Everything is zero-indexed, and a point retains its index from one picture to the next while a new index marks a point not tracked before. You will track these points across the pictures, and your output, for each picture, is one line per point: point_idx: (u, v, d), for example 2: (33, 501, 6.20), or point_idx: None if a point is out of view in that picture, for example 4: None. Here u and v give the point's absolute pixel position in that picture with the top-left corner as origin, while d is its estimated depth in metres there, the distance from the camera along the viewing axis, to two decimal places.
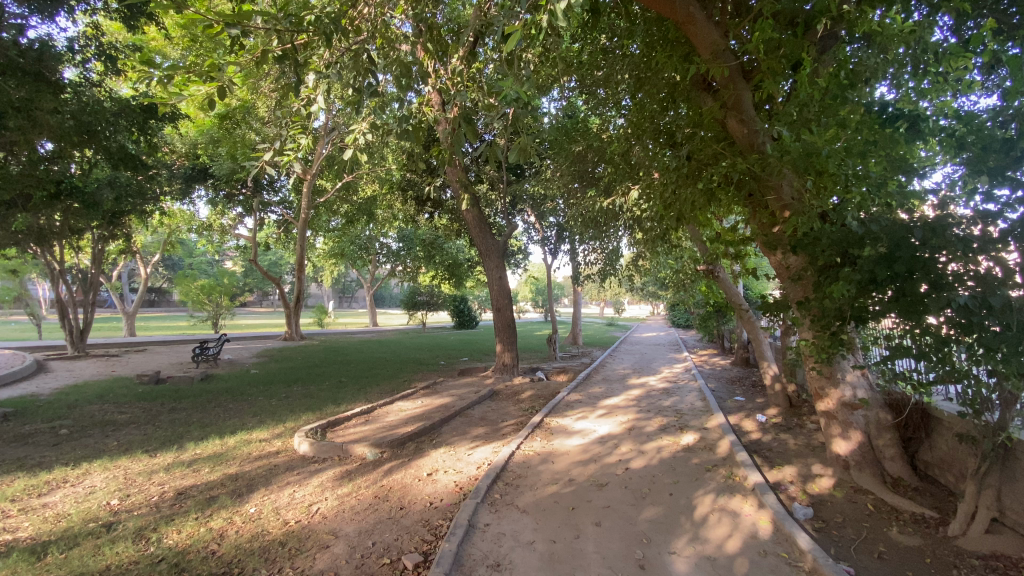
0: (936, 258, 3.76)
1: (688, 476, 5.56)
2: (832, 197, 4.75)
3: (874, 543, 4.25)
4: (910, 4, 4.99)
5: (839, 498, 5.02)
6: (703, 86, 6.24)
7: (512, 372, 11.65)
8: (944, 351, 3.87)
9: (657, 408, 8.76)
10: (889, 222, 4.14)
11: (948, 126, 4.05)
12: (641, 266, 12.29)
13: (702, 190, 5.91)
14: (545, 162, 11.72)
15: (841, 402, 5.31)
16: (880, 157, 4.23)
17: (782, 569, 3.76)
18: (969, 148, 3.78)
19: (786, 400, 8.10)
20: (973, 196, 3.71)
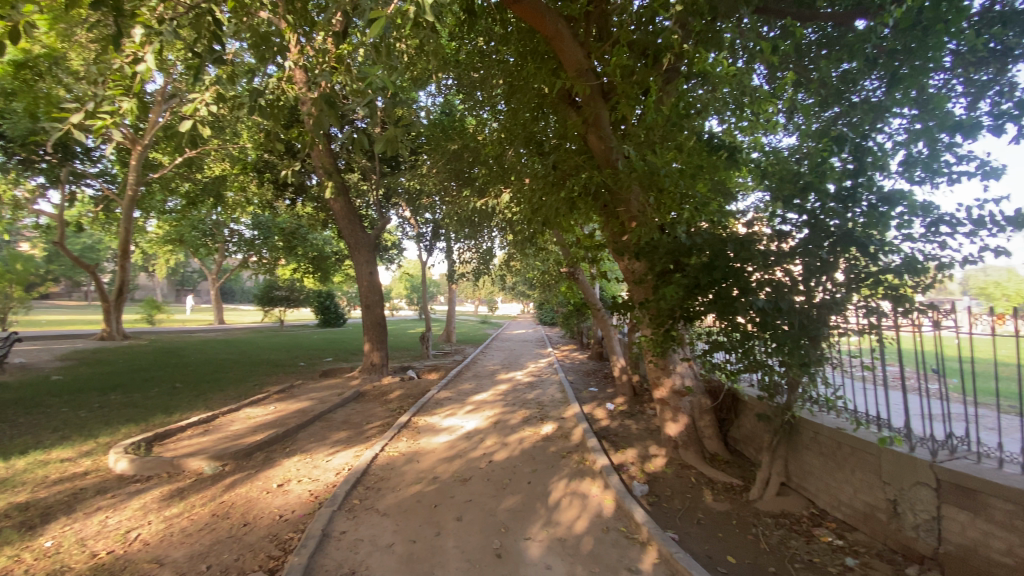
0: (745, 268, 4.51)
1: (545, 464, 5.92)
2: (669, 212, 5.40)
3: (694, 510, 4.95)
4: (736, 51, 5.88)
5: (669, 474, 5.75)
6: (569, 101, 6.66)
7: (380, 372, 11.24)
8: (749, 345, 4.66)
9: (521, 401, 9.17)
10: (710, 236, 4.91)
11: (760, 159, 4.99)
12: (512, 266, 12.74)
13: (565, 199, 6.58)
14: (421, 157, 11.50)
15: (672, 389, 6.10)
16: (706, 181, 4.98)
17: (620, 541, 4.19)
18: (770, 178, 4.57)
19: (631, 389, 9.06)
20: (774, 220, 4.56)
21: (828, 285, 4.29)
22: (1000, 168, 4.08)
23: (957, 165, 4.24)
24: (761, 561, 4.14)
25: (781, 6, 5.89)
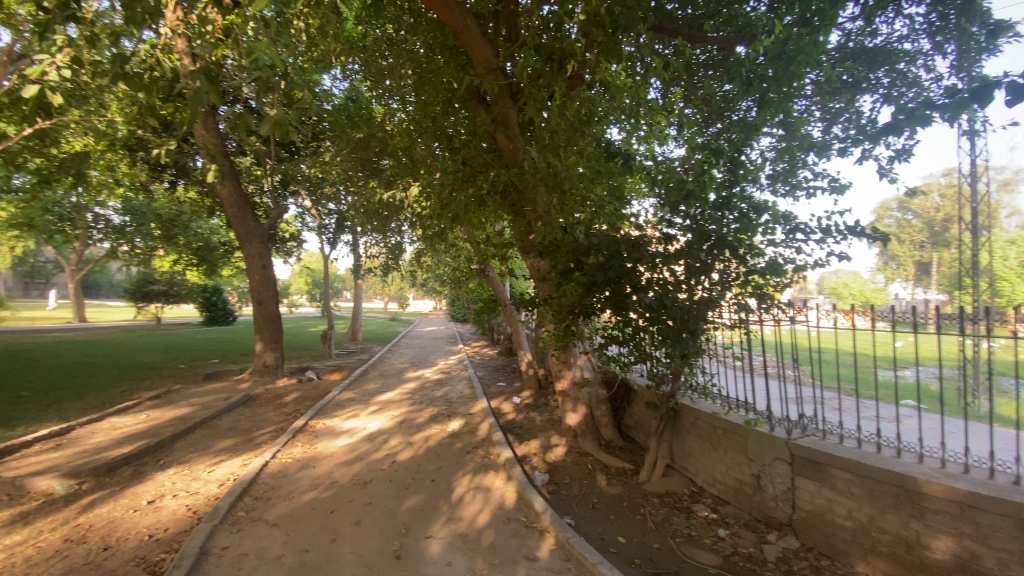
0: (637, 269, 4.88)
1: (449, 461, 5.91)
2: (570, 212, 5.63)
3: (590, 496, 5.24)
4: (634, 63, 6.26)
5: (569, 462, 6.02)
6: (478, 98, 6.67)
7: (275, 373, 10.49)
8: (639, 338, 5.06)
9: (428, 399, 9.07)
10: (605, 236, 5.21)
11: (651, 167, 5.36)
12: (422, 261, 12.53)
13: (474, 196, 6.58)
14: (324, 144, 10.88)
15: (572, 381, 6.39)
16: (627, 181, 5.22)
17: (520, 531, 4.31)
18: (660, 185, 4.93)
19: (537, 382, 9.34)
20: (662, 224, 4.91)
21: (706, 283, 4.74)
22: (844, 184, 4.77)
23: (812, 180, 4.90)
24: (647, 539, 4.51)
25: (674, 26, 6.37)
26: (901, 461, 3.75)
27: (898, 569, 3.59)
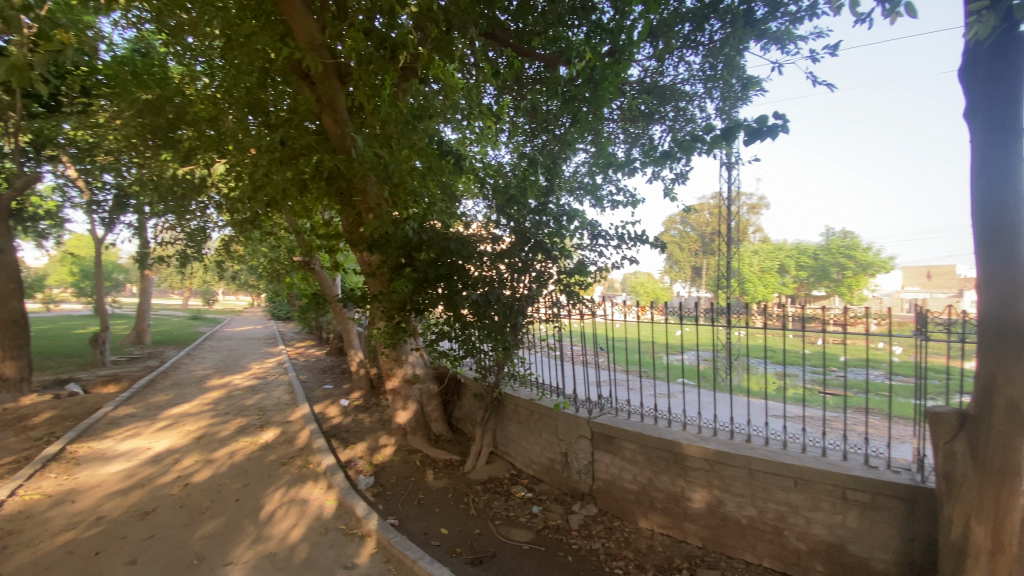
0: (467, 267, 5.03)
1: (260, 476, 5.31)
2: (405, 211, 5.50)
3: (416, 493, 5.24)
4: (467, 65, 6.39)
5: (396, 462, 5.92)
6: (300, 73, 6.10)
7: (16, 389, 8.14)
8: (466, 333, 5.18)
9: (238, 408, 8.02)
10: (435, 233, 5.22)
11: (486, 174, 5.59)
12: (233, 251, 11.03)
13: (294, 180, 6.00)
14: (96, 101, 8.79)
15: (403, 378, 6.30)
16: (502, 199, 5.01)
17: (338, 541, 4.08)
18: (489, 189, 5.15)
19: (368, 382, 8.97)
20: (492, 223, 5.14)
21: (525, 281, 5.08)
22: (638, 200, 5.62)
23: (616, 195, 5.65)
24: (469, 526, 4.70)
25: (506, 36, 6.67)
26: (672, 430, 4.56)
27: (669, 519, 4.36)
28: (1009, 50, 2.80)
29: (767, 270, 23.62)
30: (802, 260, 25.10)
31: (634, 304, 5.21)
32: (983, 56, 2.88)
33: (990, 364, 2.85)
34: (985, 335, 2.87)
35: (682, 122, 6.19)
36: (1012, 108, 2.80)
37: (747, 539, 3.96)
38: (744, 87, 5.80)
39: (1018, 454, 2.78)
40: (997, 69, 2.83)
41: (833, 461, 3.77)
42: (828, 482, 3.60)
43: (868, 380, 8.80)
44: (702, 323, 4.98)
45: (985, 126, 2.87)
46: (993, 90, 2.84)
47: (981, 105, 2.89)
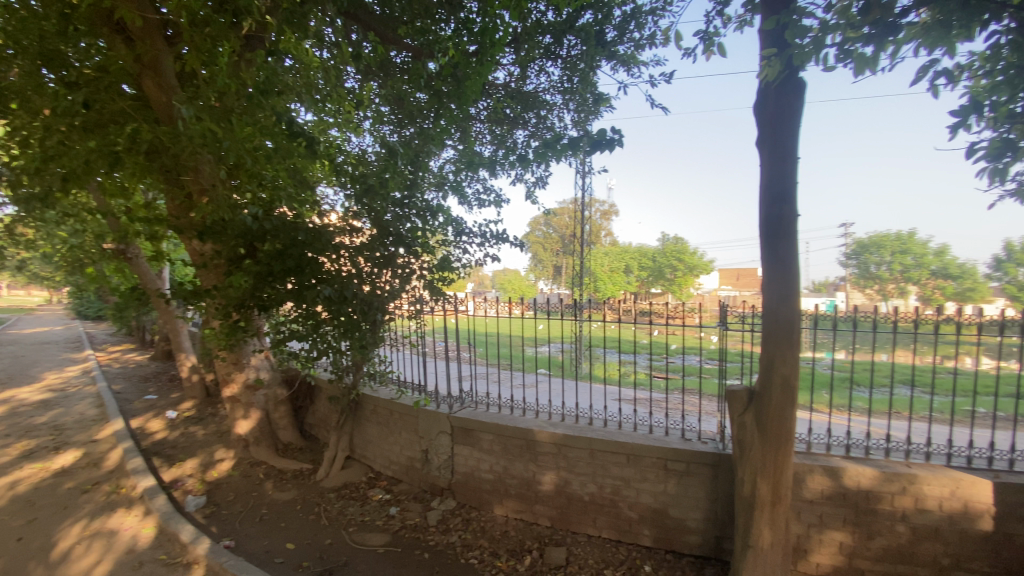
0: (319, 260, 4.69)
1: (50, 509, 4.36)
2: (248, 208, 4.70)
3: (258, 509, 4.77)
4: (325, 44, 5.98)
5: (236, 478, 5.32)
6: (112, 25, 5.13)
7: None
8: (319, 332, 4.82)
9: (19, 429, 6.47)
10: (281, 221, 4.76)
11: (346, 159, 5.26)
12: (14, 233, 8.87)
13: (100, 151, 5.02)
14: None
15: (245, 384, 5.68)
16: (367, 194, 4.60)
17: (157, 572, 3.53)
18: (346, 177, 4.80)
19: (204, 390, 7.90)
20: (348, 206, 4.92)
21: (387, 275, 4.90)
22: (503, 200, 5.82)
23: (483, 194, 5.81)
24: (319, 537, 4.41)
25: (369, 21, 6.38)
26: (526, 419, 4.81)
27: (522, 504, 4.59)
28: (787, 93, 3.46)
29: (615, 271, 26.57)
30: (644, 262, 28.66)
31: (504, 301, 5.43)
32: (770, 95, 3.51)
33: (770, 349, 3.50)
34: (766, 326, 3.52)
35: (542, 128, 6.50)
36: (787, 141, 3.46)
37: (590, 514, 4.35)
38: (597, 102, 6.19)
39: (787, 421, 3.45)
40: (779, 107, 3.47)
41: (659, 437, 4.32)
42: (654, 456, 4.12)
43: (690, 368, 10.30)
44: (561, 318, 5.32)
45: (771, 153, 3.50)
46: (776, 123, 3.48)
47: (767, 136, 3.53)
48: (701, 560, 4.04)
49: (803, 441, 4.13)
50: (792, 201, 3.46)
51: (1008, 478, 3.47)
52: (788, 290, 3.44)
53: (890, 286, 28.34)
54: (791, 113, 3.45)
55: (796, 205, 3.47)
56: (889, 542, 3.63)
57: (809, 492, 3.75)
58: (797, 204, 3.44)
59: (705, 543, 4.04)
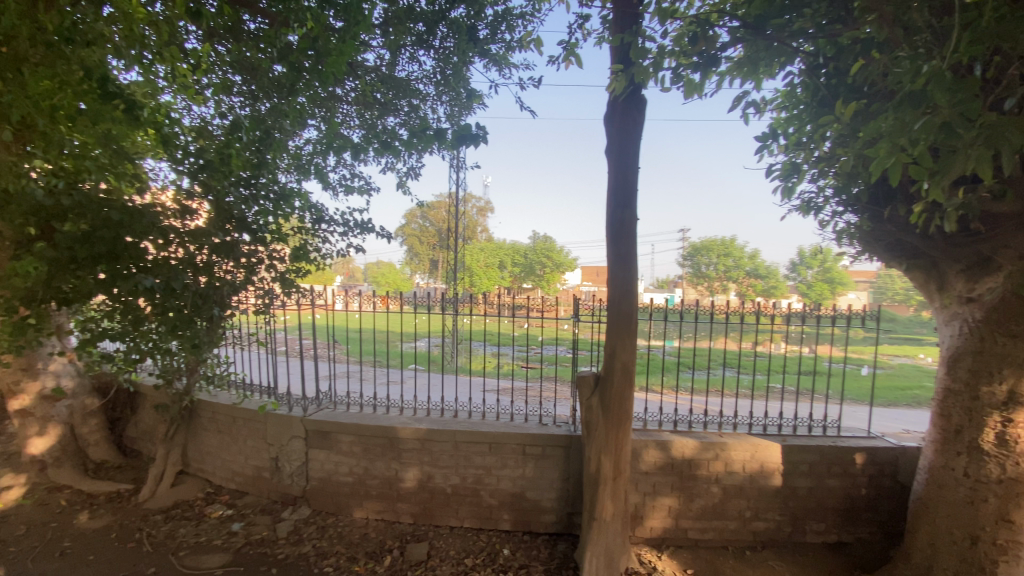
0: (140, 244, 4.07)
1: None
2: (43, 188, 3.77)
3: (58, 542, 4.02)
4: None
5: (26, 509, 4.39)
6: None
7: None
8: (140, 330, 4.18)
9: None
10: (84, 198, 3.95)
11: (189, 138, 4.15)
12: None
13: None
14: None
15: (39, 395, 4.69)
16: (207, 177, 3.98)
17: None
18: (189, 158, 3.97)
19: None
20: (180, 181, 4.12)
21: (229, 263, 4.37)
22: (373, 188, 5.54)
23: (350, 180, 5.43)
24: (139, 567, 3.82)
25: None
26: (388, 416, 4.69)
27: (383, 504, 4.47)
28: (631, 107, 3.82)
29: (490, 266, 27.42)
30: (518, 259, 29.87)
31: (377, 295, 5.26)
32: (617, 108, 3.85)
33: (614, 338, 3.84)
34: (611, 317, 3.86)
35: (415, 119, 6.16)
36: (630, 151, 3.82)
37: (452, 506, 4.38)
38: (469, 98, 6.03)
39: (626, 402, 3.84)
40: (624, 119, 3.82)
41: (518, 425, 4.53)
42: (513, 443, 4.29)
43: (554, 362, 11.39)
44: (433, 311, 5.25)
45: (616, 161, 3.84)
46: (621, 134, 3.83)
47: (614, 145, 3.86)
48: (555, 536, 4.31)
49: (642, 419, 4.64)
50: (632, 206, 3.83)
51: (791, 440, 4.26)
52: (628, 285, 3.81)
53: (718, 283, 33.43)
54: (633, 126, 3.82)
55: (636, 209, 3.85)
56: (706, 502, 4.23)
57: (645, 465, 4.22)
58: (636, 209, 3.83)
59: (558, 521, 4.32)
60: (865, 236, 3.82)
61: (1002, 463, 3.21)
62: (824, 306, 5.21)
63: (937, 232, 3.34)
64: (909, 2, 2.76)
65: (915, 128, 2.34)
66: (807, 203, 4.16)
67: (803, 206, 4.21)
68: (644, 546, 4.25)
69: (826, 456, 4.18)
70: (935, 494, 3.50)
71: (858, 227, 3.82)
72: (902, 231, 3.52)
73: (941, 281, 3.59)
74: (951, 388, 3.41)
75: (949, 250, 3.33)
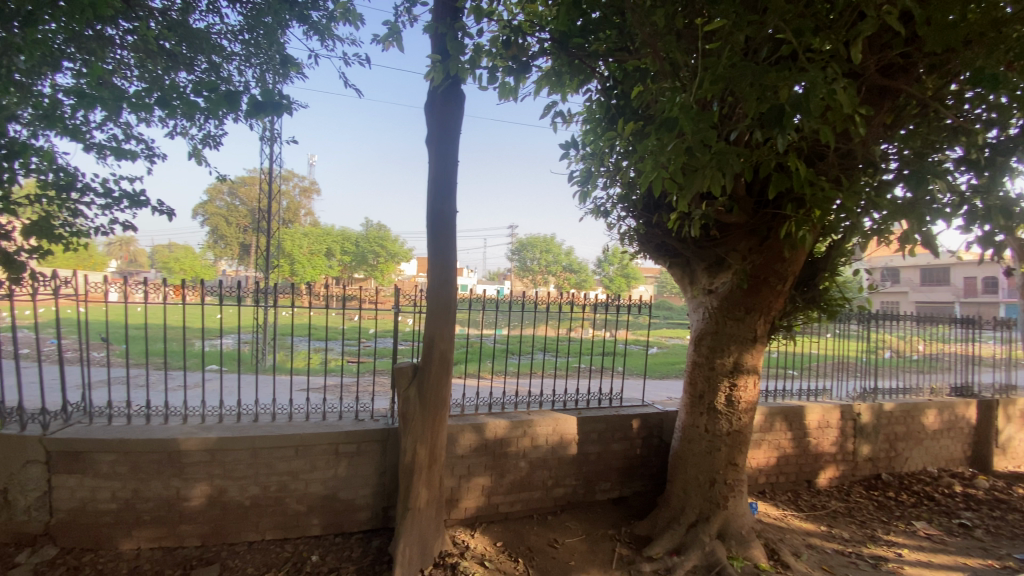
0: None
1: None
2: None
3: None
4: None
5: None
6: None
7: None
8: None
9: None
10: None
11: None
12: None
13: None
14: None
15: None
16: None
17: None
18: None
19: None
20: None
21: None
22: (159, 155, 4.62)
23: (121, 141, 4.38)
24: None
25: None
26: (168, 426, 3.99)
27: (160, 529, 3.79)
28: (450, 100, 3.86)
29: (314, 254, 25.43)
30: (347, 247, 28.26)
31: (165, 285, 4.32)
32: (437, 99, 3.86)
33: (432, 327, 3.87)
34: (430, 306, 3.87)
35: (213, 75, 4.65)
36: (450, 141, 3.86)
37: (250, 519, 3.93)
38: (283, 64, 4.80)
39: (443, 390, 3.91)
40: (443, 111, 3.85)
41: (331, 423, 4.27)
42: (324, 443, 4.04)
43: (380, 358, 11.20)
44: (238, 303, 4.60)
45: (436, 151, 3.84)
46: (441, 124, 3.84)
47: (434, 134, 3.85)
48: (369, 533, 4.17)
49: (459, 406, 4.80)
50: (452, 198, 3.88)
51: (585, 413, 4.88)
52: (447, 274, 3.86)
53: (540, 276, 36.52)
54: (452, 118, 3.86)
55: (455, 201, 3.90)
56: (514, 477, 4.56)
57: (461, 449, 4.37)
58: (455, 200, 3.89)
59: (373, 517, 4.19)
60: (641, 237, 4.57)
61: (728, 418, 4.14)
62: (623, 297, 6.00)
63: (689, 237, 4.16)
64: (671, 45, 3.35)
65: (669, 149, 2.91)
66: (599, 207, 4.89)
67: (597, 210, 4.91)
68: (459, 527, 4.38)
69: (611, 424, 4.88)
70: (686, 448, 4.28)
71: (636, 229, 4.59)
72: (665, 235, 4.29)
73: (692, 276, 4.38)
74: (697, 361, 4.22)
75: (697, 251, 4.18)
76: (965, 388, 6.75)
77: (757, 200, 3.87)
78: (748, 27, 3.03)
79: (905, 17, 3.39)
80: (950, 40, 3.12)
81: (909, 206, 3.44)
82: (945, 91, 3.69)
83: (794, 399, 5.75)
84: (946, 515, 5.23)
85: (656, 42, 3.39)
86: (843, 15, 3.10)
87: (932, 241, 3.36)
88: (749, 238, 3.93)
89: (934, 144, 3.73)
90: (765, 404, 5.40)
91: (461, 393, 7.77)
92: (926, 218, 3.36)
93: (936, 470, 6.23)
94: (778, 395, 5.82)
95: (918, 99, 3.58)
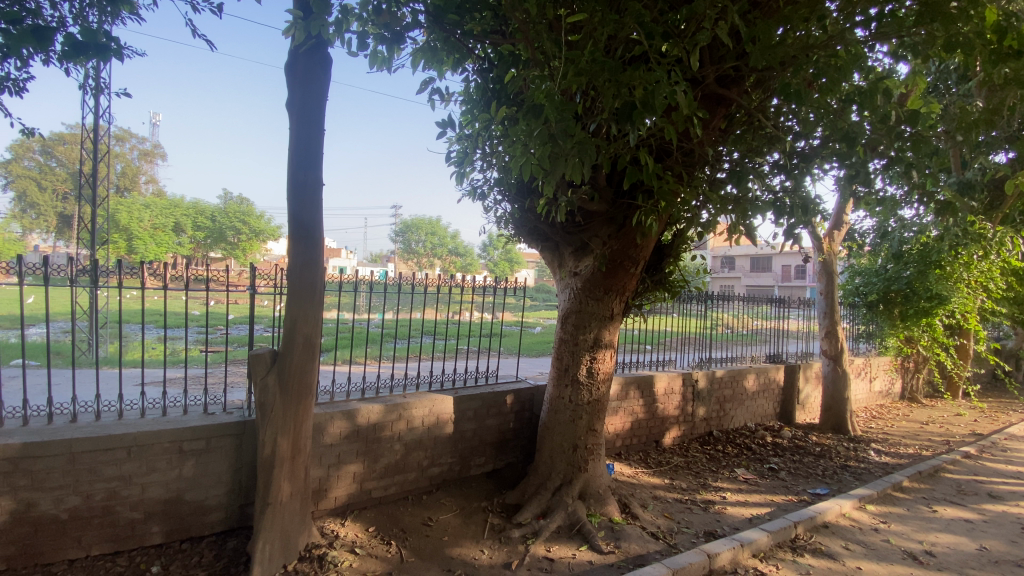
0: None
1: None
2: None
3: None
4: None
5: None
6: None
7: None
8: None
9: None
10: None
11: None
12: None
13: None
14: None
15: None
16: None
17: None
18: None
19: None
20: None
21: None
22: None
23: None
24: None
25: None
26: None
27: None
28: (314, 64, 3.56)
29: (159, 228, 22.28)
30: (201, 221, 25.09)
31: None
32: (298, 62, 3.54)
33: (294, 310, 3.61)
34: (291, 287, 3.60)
35: (11, 2, 3.39)
36: (315, 108, 3.58)
37: (71, 534, 3.37)
38: (108, 1, 3.56)
39: (308, 375, 3.69)
40: (307, 75, 3.54)
41: (173, 419, 3.80)
42: (163, 441, 3.58)
43: (240, 345, 10.21)
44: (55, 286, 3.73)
45: (299, 118, 3.54)
46: (305, 89, 3.54)
47: (297, 101, 3.55)
48: (224, 535, 3.81)
49: (328, 394, 4.57)
50: (317, 170, 3.62)
51: (461, 393, 4.96)
52: (312, 254, 3.61)
53: (425, 259, 36.10)
54: (317, 84, 3.57)
55: (320, 171, 3.64)
56: (388, 461, 4.48)
57: (329, 437, 4.17)
58: (322, 172, 3.63)
59: (228, 516, 3.83)
60: (514, 222, 4.78)
61: (589, 389, 4.51)
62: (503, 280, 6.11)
63: (556, 223, 4.45)
64: (540, 33, 3.46)
65: (537, 134, 3.12)
66: (475, 189, 4.96)
67: (473, 192, 4.97)
68: (328, 517, 4.19)
69: (486, 401, 5.05)
70: (553, 418, 4.58)
71: (511, 213, 4.75)
72: (536, 219, 4.53)
73: (560, 259, 4.65)
74: (563, 338, 4.53)
75: (565, 236, 4.47)
76: (776, 356, 8.18)
77: (615, 190, 4.24)
78: (611, 25, 3.29)
79: (737, 35, 3.92)
80: (768, 60, 3.63)
81: (734, 201, 4.03)
82: (766, 104, 4.30)
83: (646, 369, 6.49)
84: (760, 461, 6.33)
85: (528, 30, 3.46)
86: (689, 25, 3.48)
87: (751, 232, 3.99)
88: (609, 225, 4.28)
89: (756, 149, 4.42)
90: (623, 375, 6.01)
91: (332, 379, 7.42)
92: (748, 213, 4.01)
93: (753, 425, 7.46)
94: (632, 366, 6.49)
95: (745, 109, 4.15)
